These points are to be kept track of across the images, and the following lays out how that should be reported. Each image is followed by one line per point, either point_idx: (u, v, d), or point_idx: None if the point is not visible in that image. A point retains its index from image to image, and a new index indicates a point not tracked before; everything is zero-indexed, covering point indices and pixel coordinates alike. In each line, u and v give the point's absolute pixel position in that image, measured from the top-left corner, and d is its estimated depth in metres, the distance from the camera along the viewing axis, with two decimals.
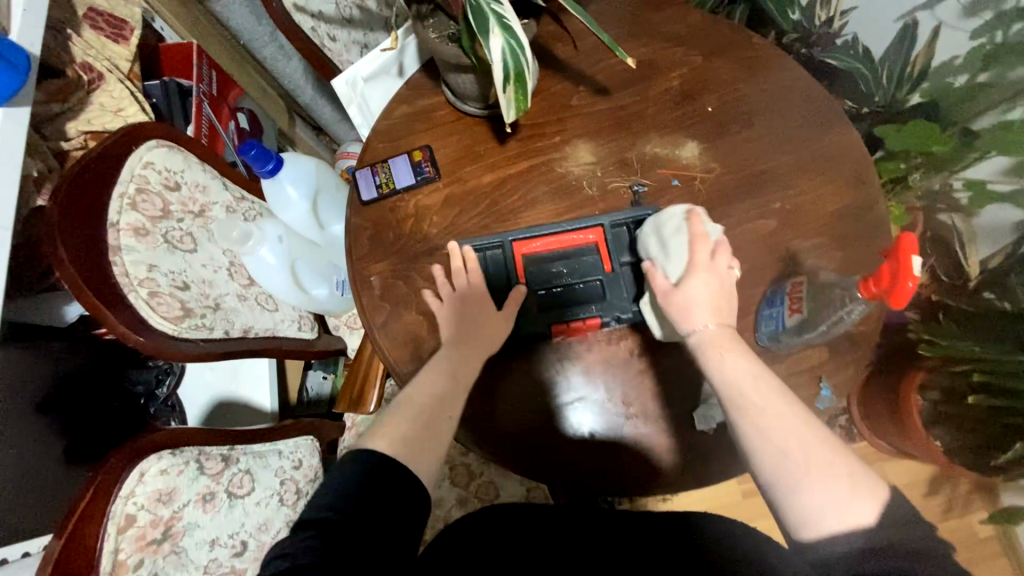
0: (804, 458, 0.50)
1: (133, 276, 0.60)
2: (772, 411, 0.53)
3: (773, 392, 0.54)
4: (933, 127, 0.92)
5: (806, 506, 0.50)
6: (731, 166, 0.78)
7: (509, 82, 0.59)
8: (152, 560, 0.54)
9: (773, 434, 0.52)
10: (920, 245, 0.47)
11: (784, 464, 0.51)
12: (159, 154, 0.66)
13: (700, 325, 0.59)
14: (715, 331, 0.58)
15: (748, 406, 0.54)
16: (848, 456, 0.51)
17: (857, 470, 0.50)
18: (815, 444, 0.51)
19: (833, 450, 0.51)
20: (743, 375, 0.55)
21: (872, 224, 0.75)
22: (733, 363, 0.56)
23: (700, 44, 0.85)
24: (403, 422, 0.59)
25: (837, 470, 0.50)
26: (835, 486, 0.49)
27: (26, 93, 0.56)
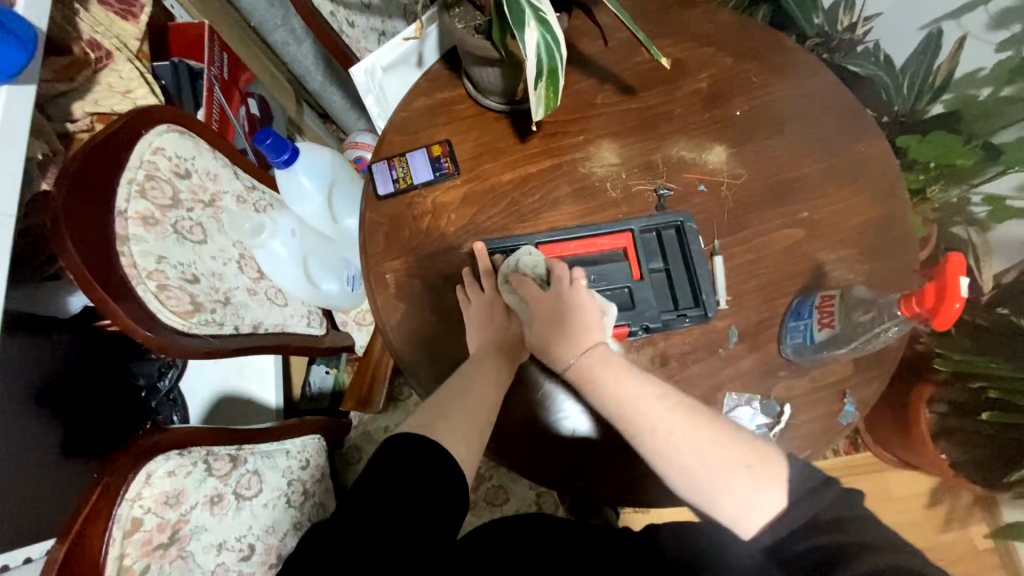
0: (725, 466, 0.50)
1: (142, 268, 0.57)
2: (663, 427, 0.52)
3: (656, 400, 0.53)
4: (957, 140, 0.90)
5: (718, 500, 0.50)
6: (758, 172, 0.76)
7: (541, 78, 0.56)
8: (158, 565, 0.52)
9: (683, 457, 0.50)
10: (968, 266, 0.47)
11: (696, 475, 0.50)
12: (169, 140, 0.63)
13: (565, 364, 0.59)
14: (584, 364, 0.57)
15: (648, 425, 0.52)
16: (744, 445, 0.50)
17: (756, 458, 0.50)
18: (711, 450, 0.50)
19: (726, 446, 0.50)
20: (620, 397, 0.54)
21: (898, 237, 0.73)
22: (611, 381, 0.55)
23: (729, 45, 0.83)
24: (437, 417, 0.56)
25: (728, 463, 0.50)
26: (738, 483, 0.49)
27: (32, 70, 0.53)
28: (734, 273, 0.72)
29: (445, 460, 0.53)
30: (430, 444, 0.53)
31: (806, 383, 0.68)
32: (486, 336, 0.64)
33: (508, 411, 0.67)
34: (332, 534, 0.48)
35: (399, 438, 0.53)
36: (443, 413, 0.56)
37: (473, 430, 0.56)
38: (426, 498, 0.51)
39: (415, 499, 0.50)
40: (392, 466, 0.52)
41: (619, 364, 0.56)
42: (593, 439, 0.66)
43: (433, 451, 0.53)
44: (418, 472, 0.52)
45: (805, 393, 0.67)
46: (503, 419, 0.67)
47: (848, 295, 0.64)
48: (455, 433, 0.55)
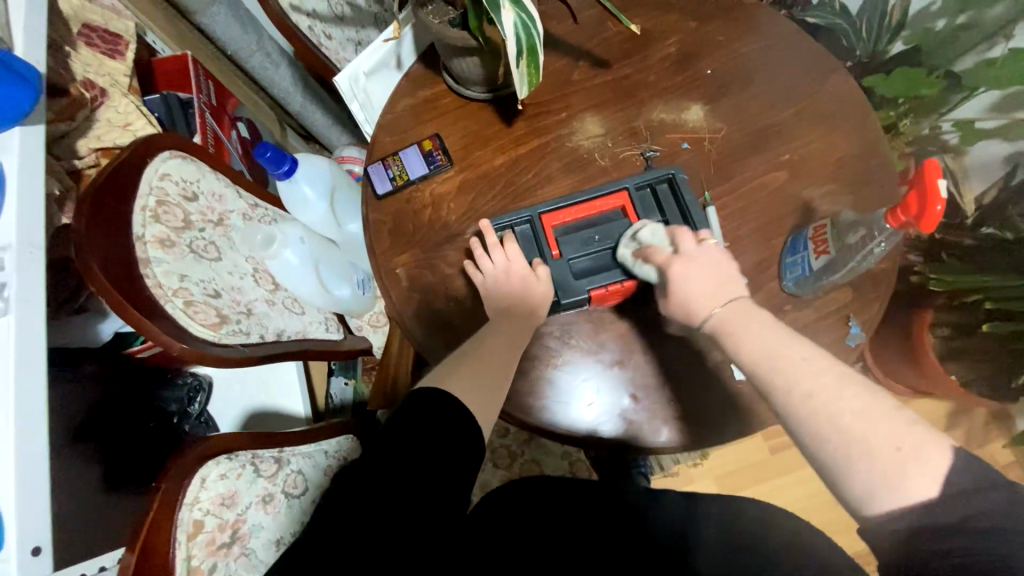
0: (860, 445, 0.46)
1: (167, 287, 0.59)
2: (801, 390, 0.50)
3: (803, 363, 0.51)
4: (921, 72, 0.94)
5: (858, 467, 0.46)
6: (736, 124, 0.80)
7: (521, 56, 0.59)
8: (225, 562, 0.54)
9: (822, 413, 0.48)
10: (944, 168, 0.50)
11: (838, 443, 0.47)
12: (174, 165, 0.65)
13: (707, 313, 0.59)
14: (728, 311, 0.57)
15: (794, 379, 0.50)
16: (894, 426, 0.46)
17: (906, 446, 0.45)
18: (853, 423, 0.47)
19: (877, 426, 0.46)
20: (760, 351, 0.53)
21: (879, 165, 0.77)
22: (750, 334, 0.55)
23: (692, 9, 0.87)
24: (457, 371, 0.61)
25: (880, 435, 0.46)
26: (883, 461, 0.45)
27: (39, 110, 0.55)
28: (728, 220, 0.75)
29: (455, 416, 0.57)
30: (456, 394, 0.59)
31: (811, 313, 0.71)
32: (497, 303, 0.68)
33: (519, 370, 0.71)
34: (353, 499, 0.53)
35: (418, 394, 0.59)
36: (459, 371, 0.61)
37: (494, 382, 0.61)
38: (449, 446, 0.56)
39: (426, 457, 0.55)
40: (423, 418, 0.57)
41: (751, 321, 0.56)
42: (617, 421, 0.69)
43: (455, 409, 0.58)
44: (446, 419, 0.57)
45: (812, 324, 0.71)
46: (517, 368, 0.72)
47: (838, 221, 0.67)
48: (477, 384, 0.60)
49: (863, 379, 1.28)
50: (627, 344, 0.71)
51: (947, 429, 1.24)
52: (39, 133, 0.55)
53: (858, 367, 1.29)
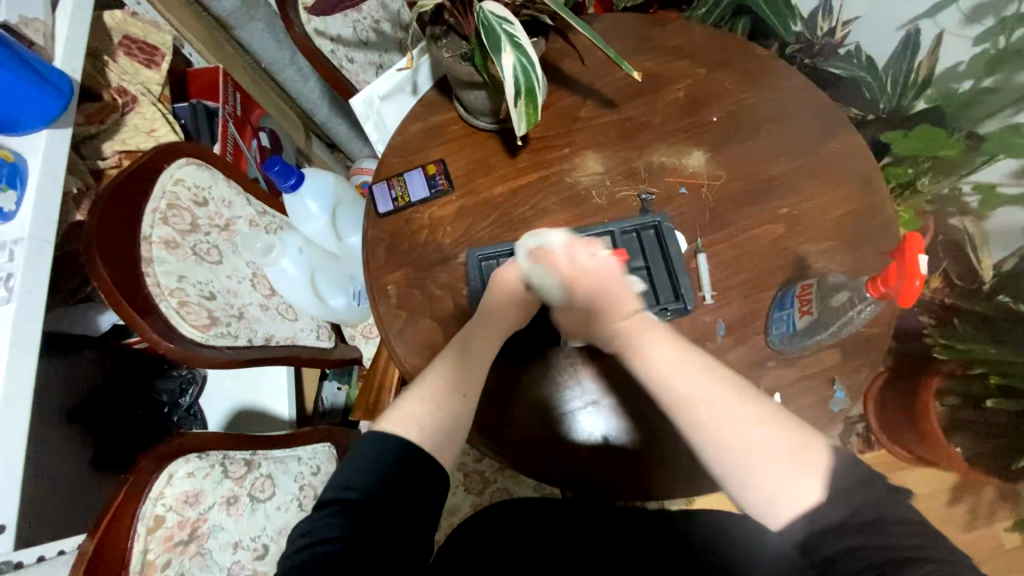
0: (742, 448, 0.49)
1: (165, 287, 0.63)
2: (700, 397, 0.52)
3: (700, 378, 0.53)
4: (939, 133, 0.93)
5: (757, 470, 0.48)
6: (737, 173, 0.80)
7: (520, 97, 0.62)
8: (180, 560, 0.56)
9: (713, 417, 0.51)
10: (925, 245, 0.50)
11: (734, 451, 0.50)
12: (189, 171, 0.69)
13: (626, 313, 0.58)
14: (636, 321, 0.57)
15: (687, 399, 0.52)
16: (795, 431, 0.49)
17: (800, 447, 0.48)
18: (734, 429, 0.50)
19: (770, 440, 0.49)
20: (657, 362, 0.55)
21: (879, 227, 0.75)
22: (666, 347, 0.56)
23: (705, 57, 0.88)
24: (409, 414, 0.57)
25: (778, 443, 0.49)
26: (761, 463, 0.48)
27: (68, 114, 0.60)
28: (718, 269, 0.74)
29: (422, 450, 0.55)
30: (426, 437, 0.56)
31: (796, 372, 0.69)
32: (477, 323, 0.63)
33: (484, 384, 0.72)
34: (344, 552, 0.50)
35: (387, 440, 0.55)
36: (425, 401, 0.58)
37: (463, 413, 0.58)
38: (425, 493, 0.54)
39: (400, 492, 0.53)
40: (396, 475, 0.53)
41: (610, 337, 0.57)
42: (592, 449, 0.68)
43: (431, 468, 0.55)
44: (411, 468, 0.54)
45: (795, 382, 0.69)
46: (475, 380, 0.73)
47: (824, 282, 0.66)
48: (438, 429, 0.56)
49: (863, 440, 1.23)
50: (605, 384, 0.70)
51: (951, 504, 1.17)
52: (65, 135, 0.61)
53: (860, 427, 1.24)
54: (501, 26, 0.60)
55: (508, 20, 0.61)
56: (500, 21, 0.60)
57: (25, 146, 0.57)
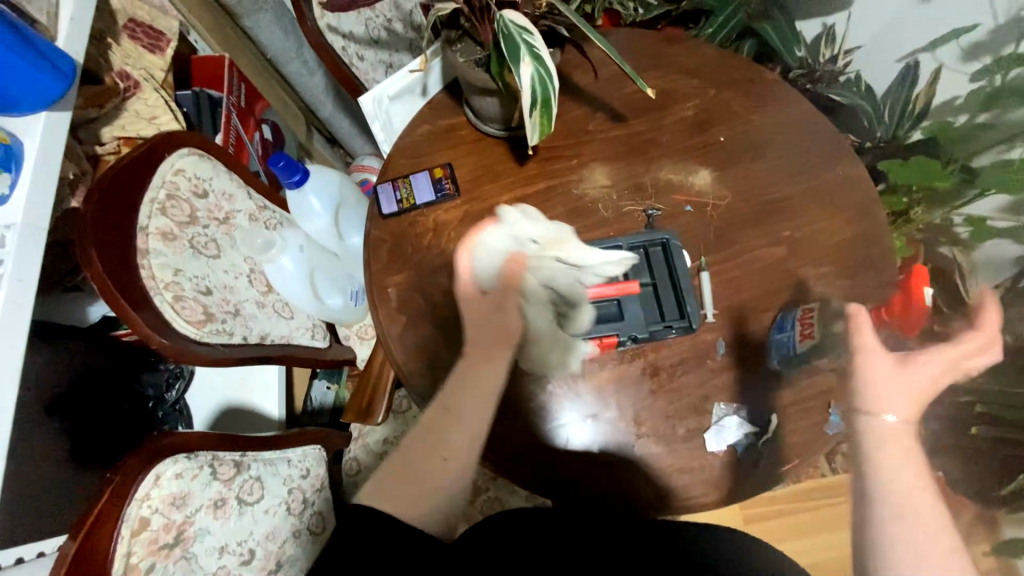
0: (928, 528, 0.51)
1: (160, 280, 0.61)
2: (924, 484, 0.53)
3: (923, 471, 0.54)
4: (935, 165, 0.95)
5: (914, 570, 0.50)
6: (741, 194, 0.81)
7: (535, 107, 0.62)
8: (164, 564, 0.54)
9: (922, 504, 0.52)
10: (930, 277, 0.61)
11: (903, 518, 0.52)
12: (190, 162, 0.68)
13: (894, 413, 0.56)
14: (903, 425, 0.56)
15: (909, 482, 0.53)
16: (953, 539, 0.51)
17: (956, 549, 0.51)
18: (922, 501, 0.52)
19: (932, 552, 0.50)
20: (902, 452, 0.55)
21: (878, 254, 0.77)
22: (900, 442, 0.55)
23: (714, 76, 0.89)
24: (391, 491, 0.61)
25: (928, 525, 0.51)
26: (928, 551, 0.50)
27: (69, 98, 0.59)
28: (721, 288, 0.75)
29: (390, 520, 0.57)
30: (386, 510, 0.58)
31: (792, 394, 0.70)
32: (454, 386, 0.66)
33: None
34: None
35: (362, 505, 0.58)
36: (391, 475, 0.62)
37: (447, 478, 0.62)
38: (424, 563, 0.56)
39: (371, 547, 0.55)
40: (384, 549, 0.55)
41: (902, 429, 0.56)
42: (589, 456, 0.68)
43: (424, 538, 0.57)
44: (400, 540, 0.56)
45: (791, 405, 0.70)
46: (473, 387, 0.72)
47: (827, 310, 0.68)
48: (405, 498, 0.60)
49: None
50: (603, 398, 0.70)
51: None
52: (64, 119, 0.59)
53: None
54: (521, 36, 0.60)
55: (528, 30, 0.61)
56: (520, 31, 0.60)
57: (22, 128, 0.55)
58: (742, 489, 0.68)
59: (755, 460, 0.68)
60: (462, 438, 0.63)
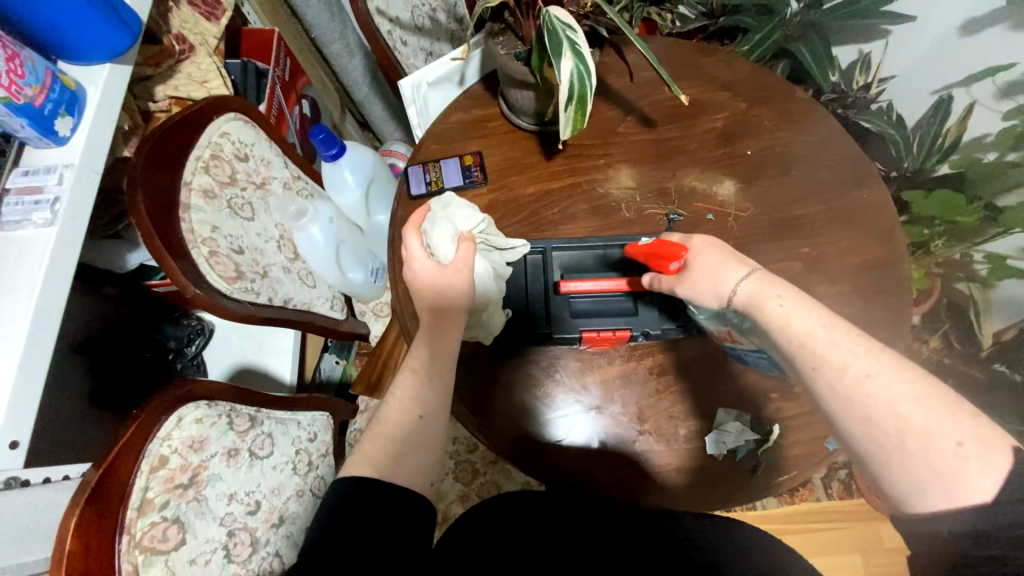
0: (898, 421, 0.47)
1: (198, 234, 0.64)
2: (861, 368, 0.49)
3: (831, 336, 0.51)
4: (960, 199, 0.95)
5: (921, 476, 0.46)
6: (764, 208, 0.82)
7: (571, 102, 0.63)
8: (178, 503, 0.56)
9: (878, 394, 0.48)
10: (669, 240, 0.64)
11: (876, 422, 0.47)
12: (235, 126, 0.71)
13: (731, 288, 0.58)
14: (757, 280, 0.57)
15: (840, 371, 0.50)
16: (955, 419, 0.46)
17: (961, 431, 0.45)
18: (877, 386, 0.48)
19: (919, 438, 0.46)
20: (806, 330, 0.52)
21: (895, 279, 0.77)
22: (779, 312, 0.54)
23: (746, 91, 0.90)
24: (361, 454, 0.58)
25: (906, 402, 0.47)
26: (937, 452, 0.45)
27: (132, 53, 0.62)
28: None
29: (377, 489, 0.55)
30: (374, 480, 0.56)
31: (795, 406, 0.71)
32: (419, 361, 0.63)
33: (486, 370, 0.73)
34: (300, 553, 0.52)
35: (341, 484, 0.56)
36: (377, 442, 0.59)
37: (423, 434, 0.60)
38: (404, 519, 0.55)
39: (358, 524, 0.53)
40: (353, 509, 0.54)
41: (791, 318, 0.54)
42: (588, 444, 0.70)
43: (397, 491, 0.56)
44: (366, 494, 0.55)
45: (794, 417, 0.71)
46: (479, 371, 0.73)
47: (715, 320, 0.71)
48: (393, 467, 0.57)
49: (844, 487, 1.23)
50: (610, 393, 0.72)
51: None
52: (125, 73, 0.62)
53: (842, 473, 1.24)
54: (565, 32, 0.62)
55: (571, 27, 0.63)
56: (563, 27, 0.62)
57: (87, 78, 0.59)
58: (737, 495, 0.69)
59: (754, 468, 0.69)
60: (427, 395, 0.61)
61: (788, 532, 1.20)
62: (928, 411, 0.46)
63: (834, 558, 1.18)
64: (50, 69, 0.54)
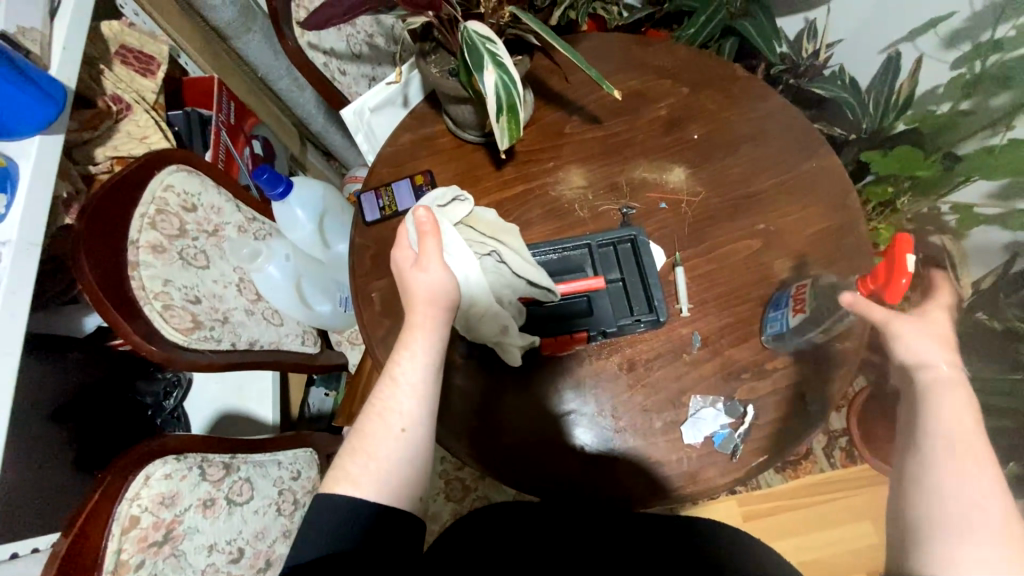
0: (968, 495, 0.47)
1: (149, 290, 0.64)
2: (962, 443, 0.49)
3: (975, 422, 0.50)
4: (918, 154, 0.95)
5: (954, 549, 0.46)
6: (717, 190, 0.82)
7: (502, 112, 0.64)
8: (153, 561, 0.56)
9: (972, 469, 0.48)
10: (914, 247, 0.51)
11: (944, 486, 0.48)
12: (179, 178, 0.71)
13: (937, 363, 0.53)
14: (955, 374, 0.52)
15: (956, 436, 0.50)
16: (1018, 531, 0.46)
17: (1020, 541, 0.46)
18: (967, 465, 0.48)
19: (962, 492, 0.48)
20: (975, 424, 0.50)
21: (856, 243, 0.77)
22: (963, 404, 0.51)
23: (687, 76, 0.91)
24: (348, 471, 0.54)
25: (977, 489, 0.48)
26: (981, 538, 0.46)
27: (60, 122, 0.62)
28: (696, 282, 0.76)
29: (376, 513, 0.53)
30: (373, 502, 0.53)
31: (770, 384, 0.71)
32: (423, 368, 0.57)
33: (457, 387, 0.73)
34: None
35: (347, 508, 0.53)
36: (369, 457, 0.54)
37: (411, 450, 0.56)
38: (401, 542, 0.55)
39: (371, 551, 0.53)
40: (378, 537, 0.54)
41: (949, 355, 0.53)
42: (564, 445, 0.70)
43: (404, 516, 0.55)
44: (382, 521, 0.54)
45: (769, 395, 0.70)
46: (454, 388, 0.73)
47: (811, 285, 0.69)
48: (381, 483, 0.54)
49: (847, 455, 1.22)
50: (581, 394, 0.71)
51: None
52: (57, 142, 0.62)
53: (843, 441, 1.23)
54: (485, 45, 0.63)
55: (491, 39, 0.63)
56: (483, 41, 0.63)
57: (16, 152, 0.59)
58: (721, 481, 0.68)
59: (736, 451, 0.68)
60: (415, 407, 0.56)
61: (795, 507, 1.19)
62: (996, 508, 0.47)
63: (844, 528, 1.17)
64: None
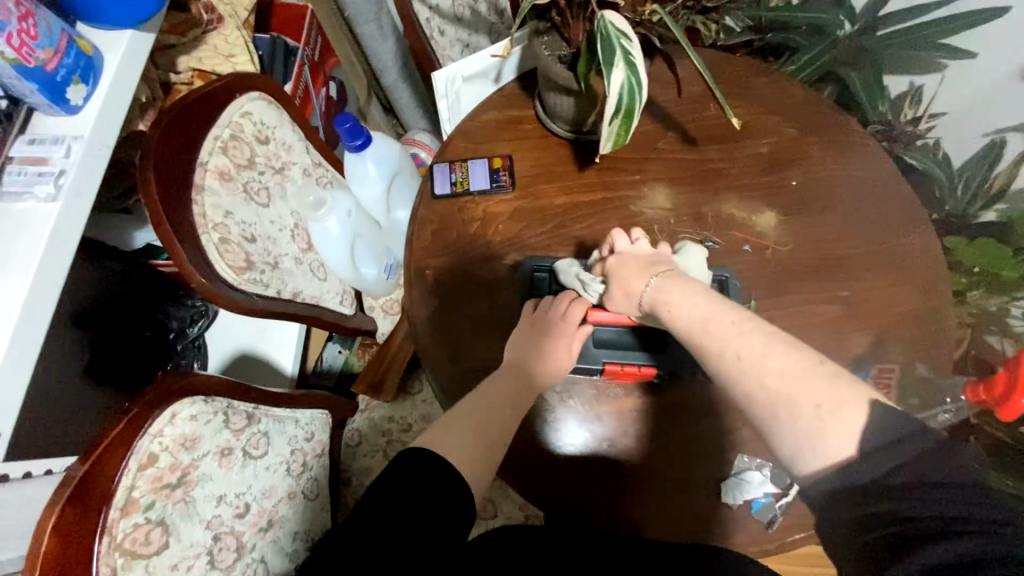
0: (772, 400, 0.45)
1: (210, 219, 0.60)
2: (733, 350, 0.48)
3: (728, 325, 0.49)
4: (1006, 251, 0.90)
5: (826, 454, 0.41)
6: (805, 245, 0.77)
7: (616, 116, 0.59)
8: (163, 504, 0.52)
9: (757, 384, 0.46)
10: None
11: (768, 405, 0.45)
12: (258, 107, 0.67)
13: (641, 289, 0.58)
14: (658, 283, 0.57)
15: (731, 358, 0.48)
16: (841, 394, 0.43)
17: (824, 408, 0.42)
18: (777, 381, 0.45)
19: (837, 381, 0.44)
20: (692, 315, 0.52)
21: (940, 333, 0.73)
22: (679, 303, 0.54)
23: (797, 117, 0.85)
24: (433, 432, 0.59)
25: (802, 389, 0.44)
26: (807, 425, 0.42)
27: (155, 22, 0.60)
28: None
29: (450, 481, 0.55)
30: (435, 469, 0.56)
31: None
32: (517, 358, 0.65)
33: None
34: (347, 537, 0.52)
35: (413, 453, 0.56)
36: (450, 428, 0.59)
37: (488, 448, 0.59)
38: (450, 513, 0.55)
39: (420, 506, 0.54)
40: (396, 471, 0.55)
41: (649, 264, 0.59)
42: (595, 473, 0.66)
43: (445, 469, 0.56)
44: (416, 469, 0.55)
45: None
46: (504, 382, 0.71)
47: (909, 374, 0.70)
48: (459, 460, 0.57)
49: None
50: (625, 428, 0.68)
51: None
52: (146, 41, 0.60)
53: None
54: (618, 40, 0.58)
55: (627, 36, 0.58)
56: (618, 36, 0.58)
57: (104, 42, 0.57)
58: (748, 548, 0.65)
59: (771, 522, 0.65)
60: (508, 409, 0.62)
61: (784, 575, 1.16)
62: (821, 395, 0.43)
63: None
64: (66, 31, 0.51)
